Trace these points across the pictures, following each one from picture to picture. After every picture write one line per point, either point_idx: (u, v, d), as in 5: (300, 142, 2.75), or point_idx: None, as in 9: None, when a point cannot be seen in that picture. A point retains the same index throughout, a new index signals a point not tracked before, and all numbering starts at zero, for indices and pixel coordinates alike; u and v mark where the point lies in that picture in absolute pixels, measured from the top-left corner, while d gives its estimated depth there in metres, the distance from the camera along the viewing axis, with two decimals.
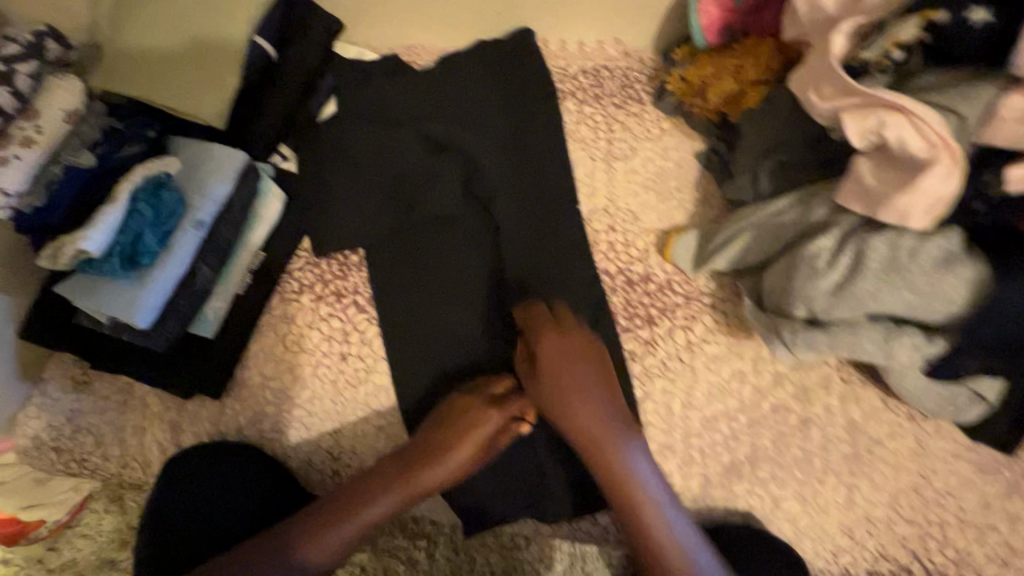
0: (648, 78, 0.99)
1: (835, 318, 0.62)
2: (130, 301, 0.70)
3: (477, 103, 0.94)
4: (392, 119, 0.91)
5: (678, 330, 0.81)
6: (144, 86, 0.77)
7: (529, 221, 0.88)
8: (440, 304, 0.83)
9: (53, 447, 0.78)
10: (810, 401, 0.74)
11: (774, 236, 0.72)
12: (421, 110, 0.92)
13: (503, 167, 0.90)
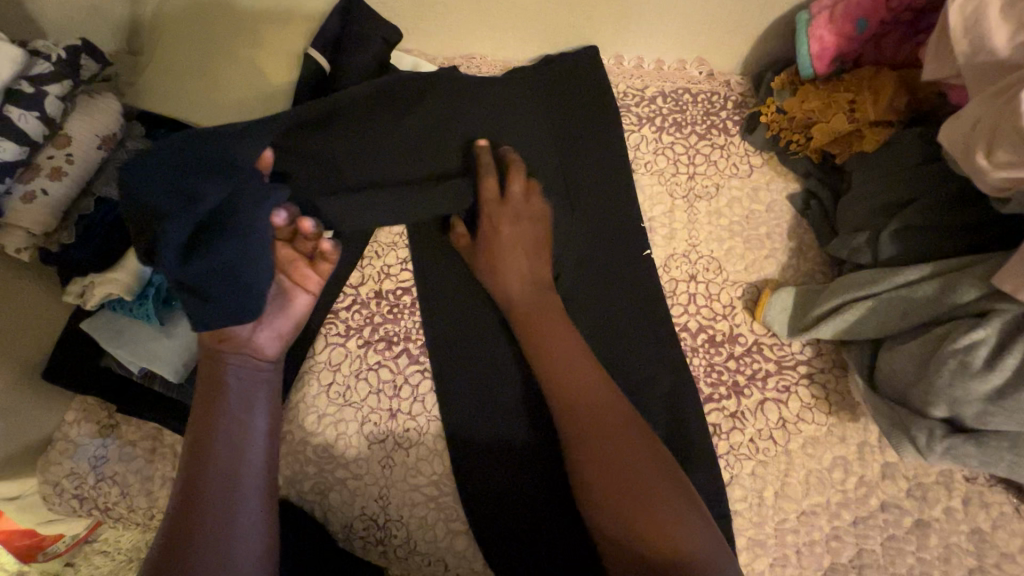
0: (735, 105, 0.89)
1: (989, 427, 0.53)
2: (163, 350, 0.63)
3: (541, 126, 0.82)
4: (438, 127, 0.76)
5: (770, 403, 0.71)
6: (183, 104, 0.69)
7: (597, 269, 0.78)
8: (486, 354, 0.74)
9: (75, 494, 0.71)
10: (927, 501, 0.64)
11: (904, 312, 0.62)
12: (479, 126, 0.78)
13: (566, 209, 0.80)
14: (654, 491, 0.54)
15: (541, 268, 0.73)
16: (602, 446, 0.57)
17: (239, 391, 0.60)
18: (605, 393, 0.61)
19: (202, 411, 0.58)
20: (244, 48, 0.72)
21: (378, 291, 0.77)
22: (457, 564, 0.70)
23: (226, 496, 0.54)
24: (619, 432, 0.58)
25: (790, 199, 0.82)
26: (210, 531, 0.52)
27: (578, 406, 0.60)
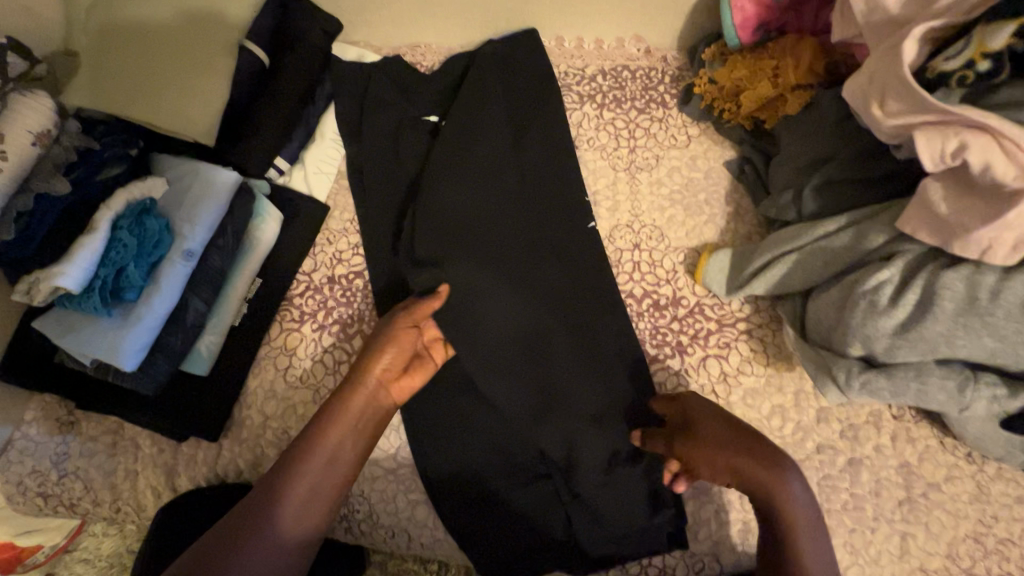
0: (672, 79, 0.91)
1: (897, 361, 0.56)
2: (113, 341, 0.63)
3: (500, 124, 0.84)
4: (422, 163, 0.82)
5: (711, 360, 0.74)
6: (119, 102, 0.70)
7: (545, 249, 0.80)
8: (490, 368, 0.74)
9: (39, 493, 0.72)
10: (858, 440, 0.68)
11: (827, 262, 0.65)
12: (460, 149, 0.81)
13: (535, 215, 0.81)
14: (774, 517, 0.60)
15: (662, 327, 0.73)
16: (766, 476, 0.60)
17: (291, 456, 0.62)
18: (748, 440, 0.63)
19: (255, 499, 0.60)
20: (180, 49, 0.73)
21: (331, 277, 0.79)
22: (419, 534, 0.72)
23: (280, 475, 0.61)
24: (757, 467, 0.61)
25: (727, 166, 0.85)
26: (268, 502, 0.59)
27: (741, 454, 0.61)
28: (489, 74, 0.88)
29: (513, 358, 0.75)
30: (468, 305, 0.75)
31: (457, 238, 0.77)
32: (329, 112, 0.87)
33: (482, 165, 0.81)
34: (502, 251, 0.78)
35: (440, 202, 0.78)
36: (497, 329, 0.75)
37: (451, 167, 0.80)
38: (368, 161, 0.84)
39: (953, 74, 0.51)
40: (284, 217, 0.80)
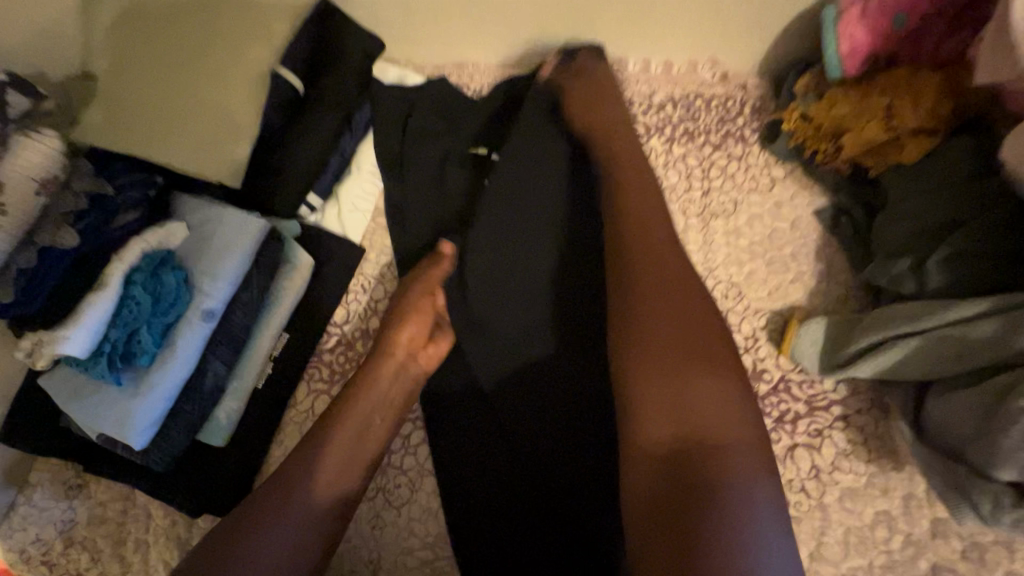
0: (754, 111, 0.80)
1: None
2: (122, 414, 0.56)
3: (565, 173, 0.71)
4: (475, 245, 0.69)
5: (801, 451, 0.63)
6: (131, 135, 0.62)
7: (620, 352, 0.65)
8: (548, 502, 0.63)
9: (43, 563, 0.66)
10: (983, 562, 0.57)
11: (956, 356, 0.54)
12: (515, 231, 0.69)
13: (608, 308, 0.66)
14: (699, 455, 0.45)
15: (670, 262, 0.56)
16: (698, 399, 0.48)
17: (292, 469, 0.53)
18: (671, 328, 0.52)
19: (252, 512, 0.50)
20: (202, 74, 0.66)
21: (365, 330, 0.71)
22: None
23: (276, 489, 0.52)
24: (653, 363, 0.50)
25: (818, 215, 0.74)
26: (259, 516, 0.50)
27: (642, 339, 0.52)
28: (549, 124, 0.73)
29: (572, 452, 0.63)
30: (524, 427, 0.64)
31: (514, 344, 0.67)
32: (367, 142, 0.79)
33: (542, 249, 0.69)
34: (567, 355, 0.66)
35: (487, 293, 0.68)
36: (558, 455, 0.63)
37: (507, 254, 0.69)
38: (410, 203, 0.75)
39: None
40: (315, 262, 0.71)
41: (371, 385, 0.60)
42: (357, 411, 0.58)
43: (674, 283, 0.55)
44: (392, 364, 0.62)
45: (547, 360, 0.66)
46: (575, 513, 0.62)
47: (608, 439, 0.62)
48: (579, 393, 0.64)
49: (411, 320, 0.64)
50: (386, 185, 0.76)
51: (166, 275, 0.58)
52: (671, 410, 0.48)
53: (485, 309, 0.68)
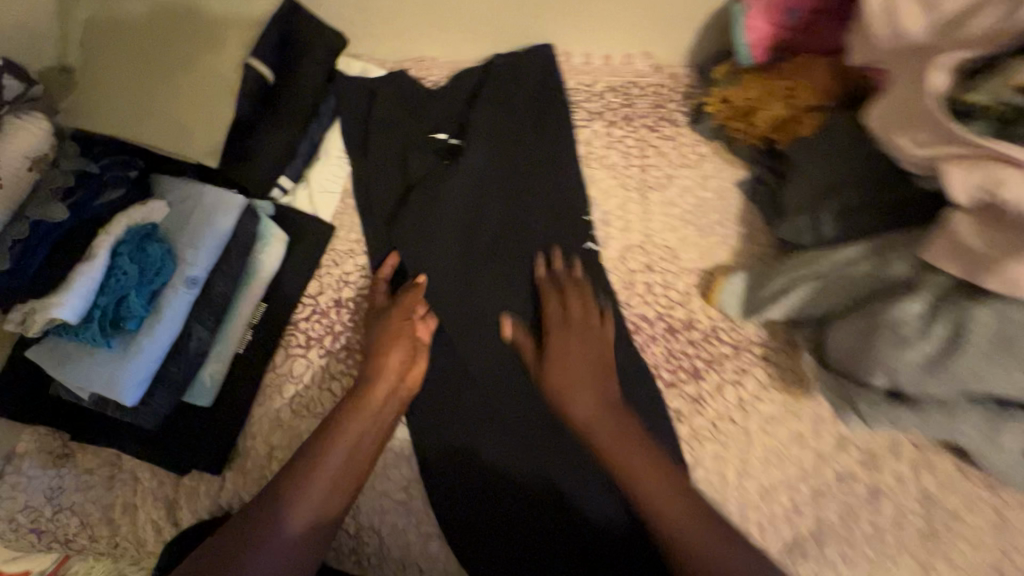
0: (683, 97, 0.90)
1: (925, 395, 0.55)
2: (113, 373, 0.60)
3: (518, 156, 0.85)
4: (443, 207, 0.81)
5: (728, 385, 0.73)
6: (117, 120, 0.66)
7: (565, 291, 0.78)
8: (513, 420, 0.72)
9: (31, 530, 0.69)
10: (878, 467, 0.67)
11: (846, 289, 0.63)
12: (479, 197, 0.83)
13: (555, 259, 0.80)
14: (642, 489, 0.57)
15: (596, 373, 0.68)
16: (636, 474, 0.58)
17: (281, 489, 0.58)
18: (606, 384, 0.67)
19: (243, 525, 0.54)
20: (180, 60, 0.70)
21: (338, 300, 0.77)
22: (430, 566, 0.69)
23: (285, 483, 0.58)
24: (603, 414, 0.63)
25: (739, 185, 0.84)
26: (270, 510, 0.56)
27: (599, 430, 0.62)
28: (501, 110, 0.87)
29: (524, 383, 0.74)
30: (489, 357, 0.75)
31: (476, 288, 0.79)
32: (334, 130, 0.86)
33: (499, 214, 0.83)
34: (523, 296, 0.78)
35: (452, 246, 0.80)
36: (516, 379, 0.74)
37: (471, 217, 0.82)
38: (377, 181, 0.82)
39: (981, 107, 0.50)
40: (289, 237, 0.77)
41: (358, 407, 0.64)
42: (350, 428, 0.63)
43: (615, 426, 0.62)
44: (379, 387, 0.66)
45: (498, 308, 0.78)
46: (534, 429, 0.72)
47: None
48: (532, 326, 0.77)
49: (394, 345, 0.69)
50: (356, 168, 0.83)
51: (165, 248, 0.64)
52: (620, 449, 0.59)
53: (444, 267, 0.79)
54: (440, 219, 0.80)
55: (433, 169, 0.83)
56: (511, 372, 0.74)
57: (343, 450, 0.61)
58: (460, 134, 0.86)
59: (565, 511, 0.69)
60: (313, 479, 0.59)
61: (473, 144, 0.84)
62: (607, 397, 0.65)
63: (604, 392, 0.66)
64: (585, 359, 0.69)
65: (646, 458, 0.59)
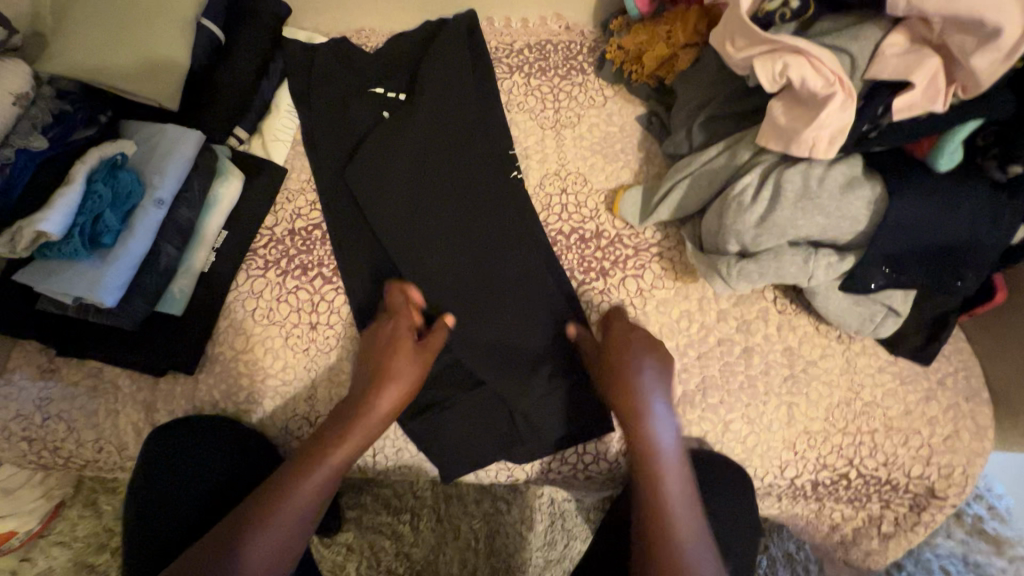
0: (589, 50, 1.04)
1: (762, 248, 0.68)
2: (94, 280, 0.70)
3: (456, 104, 0.95)
4: (391, 138, 0.91)
5: (629, 279, 0.86)
6: (81, 65, 0.76)
7: (499, 206, 0.90)
8: (457, 310, 0.85)
9: (24, 437, 0.79)
10: (751, 331, 0.81)
11: (710, 181, 0.78)
12: (429, 129, 0.93)
13: (493, 181, 0.92)
14: (651, 499, 0.68)
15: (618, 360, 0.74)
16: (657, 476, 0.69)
17: (277, 484, 0.68)
18: (642, 375, 0.73)
19: (238, 516, 0.66)
20: (134, 15, 0.80)
21: (292, 230, 0.87)
22: (382, 444, 0.82)
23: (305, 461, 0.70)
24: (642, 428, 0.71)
25: (638, 119, 0.98)
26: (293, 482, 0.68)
27: (643, 420, 0.71)
28: (447, 55, 0.97)
29: (466, 282, 0.86)
30: (435, 262, 0.87)
31: (423, 206, 0.89)
32: (282, 88, 0.97)
33: (446, 143, 0.93)
34: (464, 211, 0.90)
35: (401, 170, 0.90)
36: (458, 278, 0.86)
37: (418, 146, 0.92)
38: (321, 127, 0.93)
39: (776, 13, 0.65)
40: (245, 176, 0.88)
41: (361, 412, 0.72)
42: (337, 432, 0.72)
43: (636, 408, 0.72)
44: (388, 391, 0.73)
45: (436, 236, 0.88)
46: (473, 317, 0.84)
47: (496, 264, 0.87)
48: (472, 234, 0.88)
49: (405, 352, 0.76)
50: (302, 119, 0.94)
51: (137, 179, 0.75)
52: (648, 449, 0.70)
53: (387, 200, 0.88)
54: (390, 148, 0.91)
55: (372, 116, 0.94)
56: (445, 286, 0.86)
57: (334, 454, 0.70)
58: (406, 91, 0.97)
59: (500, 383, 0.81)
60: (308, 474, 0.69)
61: (424, 84, 0.95)
62: (627, 370, 0.73)
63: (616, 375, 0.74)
64: (627, 356, 0.75)
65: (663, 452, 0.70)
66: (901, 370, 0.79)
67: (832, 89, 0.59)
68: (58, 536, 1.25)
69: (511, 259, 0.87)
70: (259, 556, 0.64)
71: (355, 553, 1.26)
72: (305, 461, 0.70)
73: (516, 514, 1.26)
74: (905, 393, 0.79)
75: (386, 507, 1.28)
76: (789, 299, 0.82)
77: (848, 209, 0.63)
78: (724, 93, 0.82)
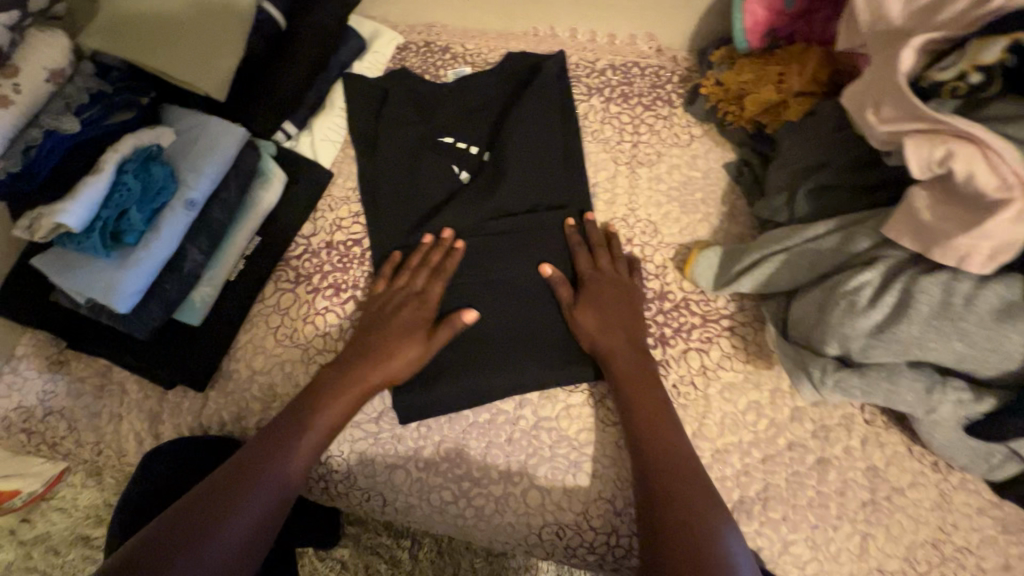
0: (680, 79, 0.92)
1: (872, 362, 0.57)
2: (109, 282, 0.64)
3: (543, 168, 0.82)
4: (488, 169, 0.83)
5: (693, 353, 0.75)
6: (128, 45, 0.69)
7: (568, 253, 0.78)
8: (497, 361, 0.73)
9: (23, 428, 0.74)
10: (829, 440, 0.70)
11: (811, 264, 0.66)
12: (520, 154, 0.82)
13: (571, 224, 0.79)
14: (661, 492, 0.60)
15: (632, 326, 0.72)
16: (660, 446, 0.64)
17: (230, 483, 0.58)
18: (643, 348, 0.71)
19: (191, 515, 0.55)
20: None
21: (328, 244, 0.80)
22: (392, 497, 0.73)
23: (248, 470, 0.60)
24: (630, 376, 0.69)
25: (726, 167, 0.86)
26: (244, 486, 0.58)
27: (624, 378, 0.69)
28: (541, 82, 0.87)
29: (518, 334, 0.74)
30: (488, 309, 0.75)
31: (495, 240, 0.78)
32: (339, 84, 0.89)
33: (533, 176, 0.82)
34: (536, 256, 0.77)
35: (481, 202, 0.80)
36: (510, 326, 0.75)
37: (501, 177, 0.81)
38: (380, 135, 0.84)
39: (944, 86, 0.52)
40: (287, 179, 0.81)
41: (348, 378, 0.68)
42: (332, 397, 0.67)
43: (635, 374, 0.69)
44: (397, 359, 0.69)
45: (480, 333, 0.74)
46: (512, 376, 0.73)
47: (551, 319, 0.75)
48: (537, 280, 0.76)
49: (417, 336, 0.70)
50: (356, 122, 0.86)
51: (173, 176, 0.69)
52: (638, 412, 0.66)
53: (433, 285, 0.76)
54: (480, 180, 0.82)
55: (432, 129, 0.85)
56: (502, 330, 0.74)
57: (321, 423, 0.65)
58: (482, 143, 0.85)
59: (530, 449, 0.72)
60: (277, 452, 0.62)
61: (518, 107, 0.84)
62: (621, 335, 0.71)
63: (603, 318, 0.72)
64: (622, 312, 0.72)
65: (652, 418, 0.66)
66: (1004, 516, 0.67)
67: (1007, 195, 0.47)
68: (59, 503, 1.24)
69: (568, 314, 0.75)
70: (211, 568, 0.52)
71: (348, 572, 1.20)
72: (290, 431, 0.64)
73: (520, 561, 1.17)
74: (1006, 545, 0.66)
75: (385, 529, 1.21)
76: (880, 409, 0.70)
77: (1002, 345, 0.50)
78: (839, 163, 0.69)
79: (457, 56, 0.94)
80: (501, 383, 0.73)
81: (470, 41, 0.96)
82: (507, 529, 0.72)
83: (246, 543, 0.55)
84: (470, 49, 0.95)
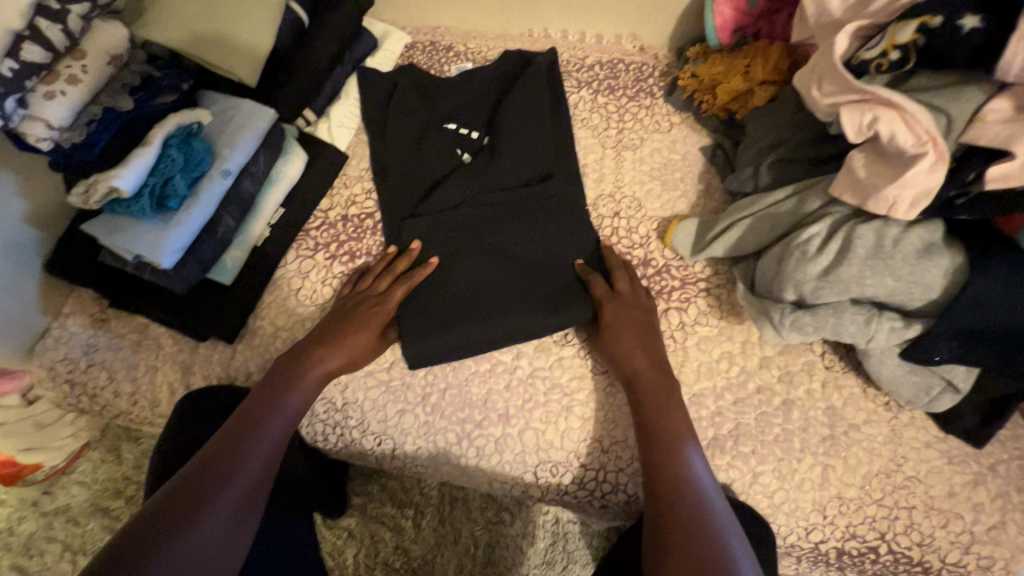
0: (660, 73, 1.02)
1: (821, 302, 0.65)
2: (154, 240, 0.73)
3: (538, 150, 0.92)
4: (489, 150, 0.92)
5: (673, 311, 0.84)
6: (174, 35, 0.79)
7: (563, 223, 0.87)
8: (497, 315, 0.81)
9: (67, 379, 0.82)
10: (793, 384, 0.78)
11: (772, 224, 0.76)
12: (517, 137, 0.92)
13: (565, 198, 0.89)
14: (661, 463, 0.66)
15: (647, 325, 0.79)
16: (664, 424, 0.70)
17: (229, 449, 0.64)
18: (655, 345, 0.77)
19: (199, 475, 0.61)
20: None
21: (345, 216, 0.89)
22: (401, 440, 0.81)
23: (247, 418, 0.68)
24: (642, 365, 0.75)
25: (701, 150, 0.95)
26: (243, 448, 0.65)
27: (631, 361, 0.75)
28: (536, 76, 0.97)
29: (516, 291, 0.83)
30: (490, 269, 0.84)
31: (496, 211, 0.87)
32: (353, 77, 0.99)
33: (530, 156, 0.91)
34: (533, 223, 0.86)
35: (482, 177, 0.89)
36: (509, 283, 0.83)
37: (501, 155, 0.90)
38: (390, 121, 0.94)
39: (872, 63, 0.62)
40: (308, 159, 0.90)
41: (320, 351, 0.75)
42: (306, 370, 0.74)
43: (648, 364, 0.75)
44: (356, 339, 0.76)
45: (482, 289, 0.83)
46: (511, 326, 0.81)
47: (546, 278, 0.84)
48: (534, 244, 0.85)
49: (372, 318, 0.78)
50: (369, 110, 0.96)
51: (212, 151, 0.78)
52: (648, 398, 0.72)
53: (440, 249, 0.85)
54: (481, 158, 0.91)
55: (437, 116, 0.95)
56: (502, 288, 0.83)
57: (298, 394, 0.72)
58: (483, 129, 0.95)
59: (526, 395, 0.80)
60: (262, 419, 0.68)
61: (515, 96, 0.94)
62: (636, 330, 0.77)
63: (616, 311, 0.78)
64: (635, 317, 0.78)
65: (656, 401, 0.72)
66: (949, 448, 0.75)
67: (922, 150, 0.57)
68: (81, 476, 1.30)
69: (562, 274, 0.84)
70: (219, 524, 0.58)
71: (355, 540, 1.27)
72: (269, 401, 0.70)
73: (518, 527, 1.24)
74: (950, 473, 0.74)
75: (391, 498, 1.28)
76: (839, 356, 0.79)
77: (923, 276, 0.60)
78: (796, 140, 0.79)
79: (460, 53, 1.05)
80: (501, 333, 0.81)
81: (471, 41, 1.06)
82: (506, 468, 0.80)
83: (246, 500, 0.61)
84: (472, 47, 1.06)
